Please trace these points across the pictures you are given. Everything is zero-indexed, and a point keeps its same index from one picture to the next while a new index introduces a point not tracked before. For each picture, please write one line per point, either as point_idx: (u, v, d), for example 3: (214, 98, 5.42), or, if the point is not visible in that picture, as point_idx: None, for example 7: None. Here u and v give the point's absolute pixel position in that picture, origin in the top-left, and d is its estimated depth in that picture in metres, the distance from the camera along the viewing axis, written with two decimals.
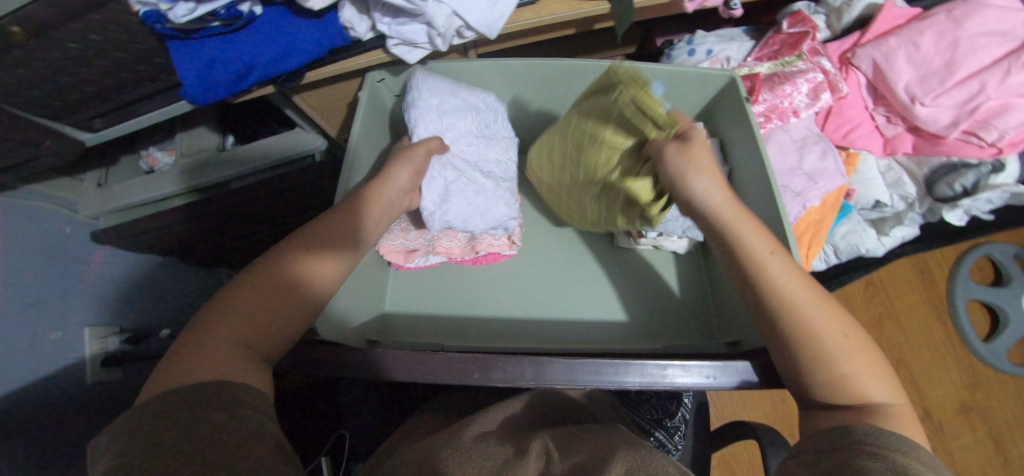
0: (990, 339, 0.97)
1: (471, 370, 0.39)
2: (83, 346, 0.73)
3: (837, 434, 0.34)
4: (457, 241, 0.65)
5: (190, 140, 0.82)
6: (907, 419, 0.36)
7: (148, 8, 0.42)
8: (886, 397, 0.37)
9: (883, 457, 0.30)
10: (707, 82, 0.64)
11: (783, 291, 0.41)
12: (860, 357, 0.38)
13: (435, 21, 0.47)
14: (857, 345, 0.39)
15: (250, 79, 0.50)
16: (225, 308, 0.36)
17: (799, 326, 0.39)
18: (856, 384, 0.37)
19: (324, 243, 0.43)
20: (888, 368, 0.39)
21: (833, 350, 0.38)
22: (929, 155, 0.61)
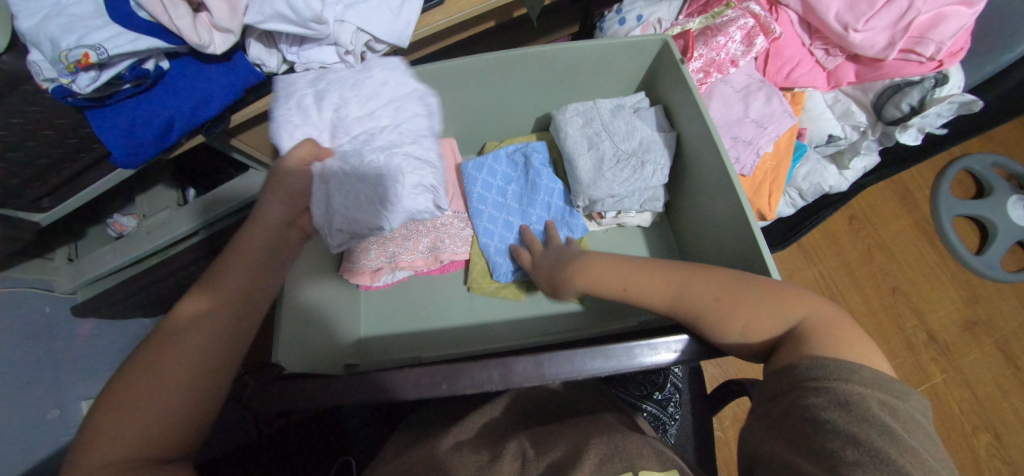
0: (982, 250, 0.96)
1: (438, 382, 0.40)
2: (84, 419, 0.75)
3: (786, 374, 0.34)
4: (417, 254, 0.66)
5: (149, 201, 0.80)
6: (832, 330, 0.37)
7: (55, 84, 0.43)
8: (793, 321, 0.39)
9: (830, 393, 0.31)
10: (640, 50, 0.63)
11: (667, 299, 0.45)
12: (747, 304, 0.40)
13: (341, 39, 0.47)
14: (739, 296, 0.41)
15: (174, 133, 0.49)
16: (142, 378, 0.31)
17: (689, 319, 0.42)
18: (760, 325, 0.39)
19: (218, 288, 0.36)
20: (795, 290, 0.40)
21: (721, 319, 0.40)
22: (873, 80, 0.59)
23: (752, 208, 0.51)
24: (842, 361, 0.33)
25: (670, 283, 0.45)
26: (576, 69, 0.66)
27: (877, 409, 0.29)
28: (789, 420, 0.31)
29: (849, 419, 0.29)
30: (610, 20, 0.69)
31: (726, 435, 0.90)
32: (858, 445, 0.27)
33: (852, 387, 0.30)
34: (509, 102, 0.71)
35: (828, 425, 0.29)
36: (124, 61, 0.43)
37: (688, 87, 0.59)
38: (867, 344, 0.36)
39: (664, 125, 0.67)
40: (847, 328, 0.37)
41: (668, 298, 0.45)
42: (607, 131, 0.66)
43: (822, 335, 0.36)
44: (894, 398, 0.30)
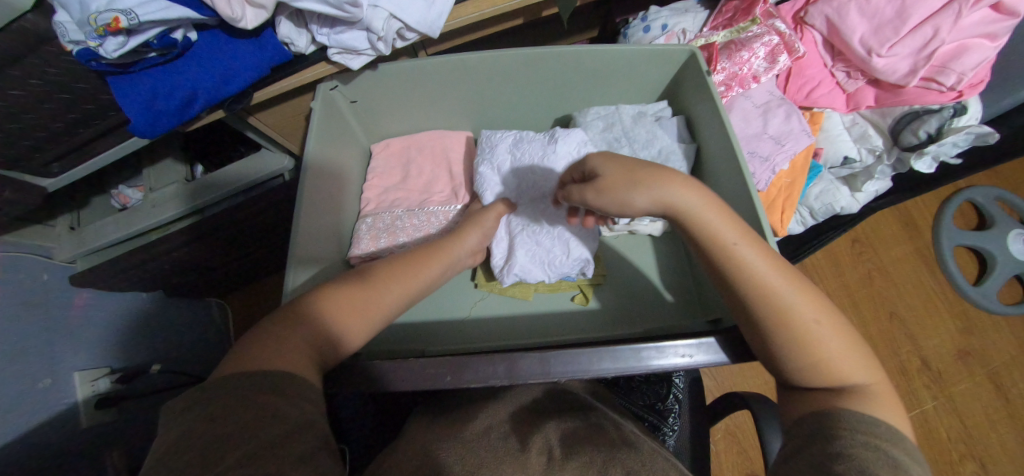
0: (980, 282, 0.98)
1: (442, 373, 0.40)
2: (75, 391, 0.73)
3: (828, 417, 0.34)
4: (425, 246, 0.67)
5: (157, 175, 0.80)
6: (886, 400, 0.36)
7: (80, 47, 0.41)
8: (865, 379, 0.37)
9: (874, 448, 0.31)
10: (664, 59, 0.64)
11: (758, 276, 0.40)
12: (840, 341, 0.37)
13: (373, 25, 0.46)
14: (837, 327, 0.38)
15: (196, 106, 0.49)
16: (300, 326, 0.37)
17: (774, 312, 0.38)
18: (836, 369, 0.37)
19: (387, 298, 0.43)
20: (866, 348, 0.39)
21: (812, 333, 0.37)
22: (892, 106, 0.60)
23: (769, 223, 0.51)
24: (887, 427, 0.33)
25: (775, 266, 0.40)
26: (598, 73, 0.66)
27: (913, 470, 0.30)
28: (822, 454, 0.31)
29: (889, 470, 0.29)
30: (635, 27, 0.69)
31: (718, 448, 0.90)
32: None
33: (892, 451, 0.31)
34: (528, 101, 0.71)
35: (864, 466, 0.29)
36: (153, 28, 0.42)
37: (712, 99, 0.59)
38: (905, 419, 0.36)
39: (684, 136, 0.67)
40: (896, 406, 0.37)
41: (760, 277, 0.39)
42: (627, 137, 0.67)
43: (877, 405, 0.35)
44: (921, 466, 0.31)
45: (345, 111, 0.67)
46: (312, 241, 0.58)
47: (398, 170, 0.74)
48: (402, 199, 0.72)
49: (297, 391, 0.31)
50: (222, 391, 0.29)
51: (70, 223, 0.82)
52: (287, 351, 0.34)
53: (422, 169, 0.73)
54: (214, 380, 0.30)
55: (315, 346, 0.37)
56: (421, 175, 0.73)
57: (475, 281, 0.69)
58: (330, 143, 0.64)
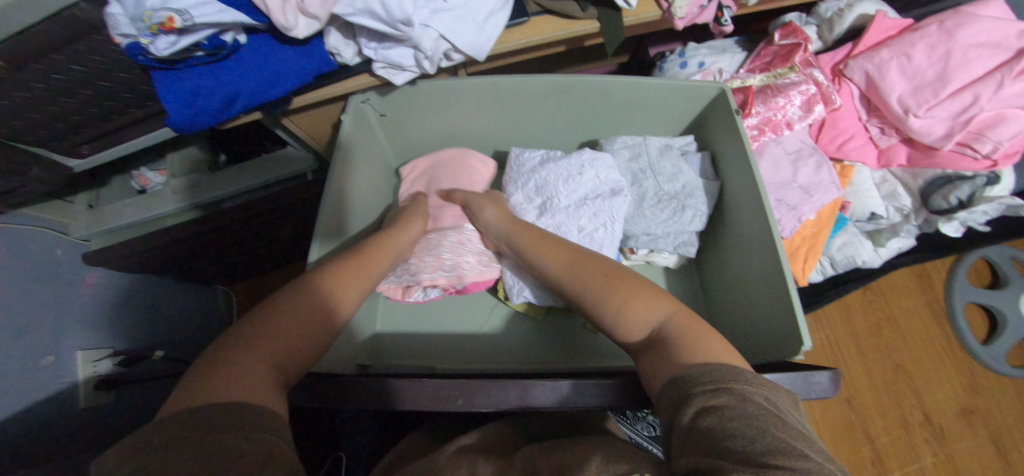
0: (989, 341, 0.97)
1: (454, 395, 0.37)
2: (76, 370, 0.72)
3: (678, 381, 0.33)
4: (439, 272, 0.62)
5: (181, 161, 0.80)
6: (687, 325, 0.40)
7: (129, 40, 0.42)
8: (662, 317, 0.42)
9: (723, 390, 0.31)
10: (696, 94, 0.64)
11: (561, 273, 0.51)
12: (626, 289, 0.45)
13: (422, 44, 0.46)
14: (619, 281, 0.45)
15: (236, 107, 0.49)
16: (275, 310, 0.38)
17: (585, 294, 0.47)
18: (638, 315, 0.42)
19: (356, 278, 0.47)
20: (661, 291, 0.44)
21: (612, 297, 0.44)
22: (925, 167, 0.60)
23: (792, 271, 0.51)
24: (706, 361, 0.35)
25: (563, 258, 0.52)
26: (632, 105, 0.67)
27: (764, 403, 0.30)
28: (689, 426, 0.30)
29: (741, 407, 0.29)
30: (672, 61, 0.70)
31: None
32: (750, 438, 0.27)
33: (744, 389, 0.31)
34: (558, 124, 0.71)
35: (724, 421, 0.28)
36: (205, 29, 0.43)
37: (741, 141, 0.59)
38: (712, 333, 0.39)
39: (708, 172, 0.67)
40: (699, 327, 0.40)
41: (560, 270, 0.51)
42: (652, 170, 0.67)
43: (676, 333, 0.39)
44: (774, 395, 0.31)
45: (374, 124, 0.67)
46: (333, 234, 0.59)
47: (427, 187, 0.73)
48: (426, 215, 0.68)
49: (250, 420, 0.28)
50: (169, 429, 0.26)
51: (88, 201, 0.82)
52: (268, 359, 0.34)
53: (437, 183, 0.71)
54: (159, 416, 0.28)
55: (311, 325, 0.39)
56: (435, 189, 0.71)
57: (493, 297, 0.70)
58: (355, 149, 0.63)
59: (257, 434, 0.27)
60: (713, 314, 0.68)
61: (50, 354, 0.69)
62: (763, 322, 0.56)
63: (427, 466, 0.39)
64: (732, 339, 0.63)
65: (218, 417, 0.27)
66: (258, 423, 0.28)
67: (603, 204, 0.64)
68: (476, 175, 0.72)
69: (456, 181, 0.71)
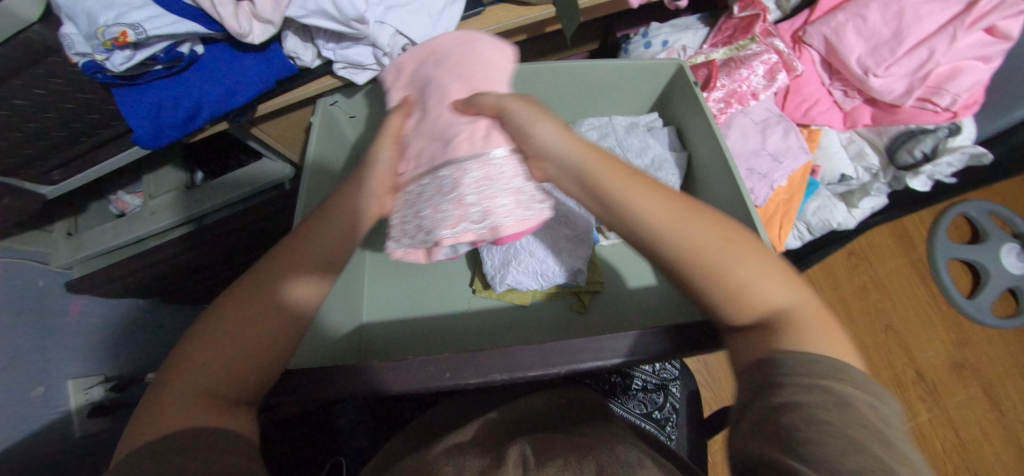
0: (974, 295, 0.99)
1: (442, 370, 0.39)
2: (69, 400, 0.72)
3: (764, 367, 0.27)
4: (466, 228, 0.37)
5: (157, 181, 0.79)
6: (812, 317, 0.31)
7: (86, 59, 0.41)
8: (787, 304, 0.32)
9: (818, 389, 0.24)
10: (658, 70, 0.64)
11: (650, 218, 0.33)
12: (750, 261, 0.32)
13: (379, 41, 0.47)
14: (747, 250, 0.32)
15: (200, 118, 0.49)
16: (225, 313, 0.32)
17: (679, 251, 0.32)
18: (750, 296, 0.31)
19: (320, 244, 0.36)
20: (779, 265, 0.34)
21: (726, 267, 0.31)
22: (888, 125, 0.62)
23: (768, 238, 0.50)
24: (806, 353, 0.27)
25: (671, 202, 0.33)
26: (599, 87, 0.67)
27: (872, 414, 0.23)
28: (765, 413, 0.24)
29: (839, 413, 0.23)
30: (636, 43, 0.70)
31: (714, 460, 0.90)
32: (854, 447, 0.21)
33: (845, 390, 0.24)
34: None
35: (814, 421, 0.22)
36: (160, 42, 0.42)
37: (705, 116, 0.59)
38: (837, 331, 0.31)
39: (677, 145, 0.67)
40: (828, 321, 0.31)
41: (662, 219, 0.32)
42: (619, 146, 0.66)
43: (803, 325, 0.30)
44: (886, 406, 0.24)
45: (336, 124, 0.65)
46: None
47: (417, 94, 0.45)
48: (421, 145, 0.41)
49: (211, 440, 0.25)
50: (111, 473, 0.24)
51: (67, 229, 0.81)
52: (218, 369, 0.30)
53: (444, 91, 0.42)
54: (120, 455, 0.26)
55: (265, 327, 0.32)
56: (441, 102, 0.42)
57: (474, 289, 0.70)
58: (331, 151, 0.64)
59: (216, 452, 0.25)
60: None
61: (40, 386, 0.71)
62: None
63: (415, 460, 0.39)
64: None
65: (161, 449, 0.24)
66: (216, 440, 0.26)
67: None
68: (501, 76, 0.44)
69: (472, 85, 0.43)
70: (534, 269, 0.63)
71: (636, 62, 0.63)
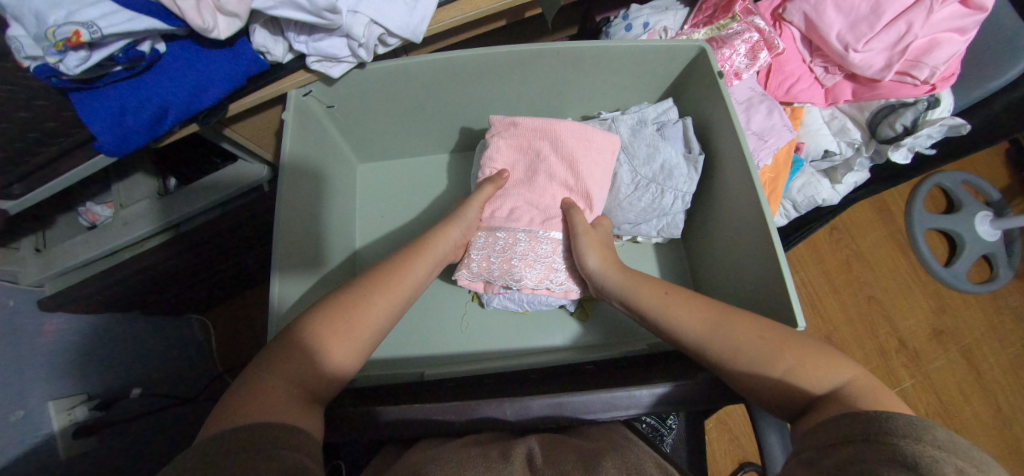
0: (951, 262, 1.02)
1: (451, 419, 0.41)
2: (51, 421, 0.68)
3: (838, 430, 0.30)
4: (546, 284, 0.60)
5: (127, 189, 0.76)
6: (866, 394, 0.36)
7: (38, 63, 0.39)
8: (837, 383, 0.37)
9: (888, 447, 0.26)
10: (673, 54, 0.62)
11: (688, 334, 0.45)
12: (794, 352, 0.39)
13: (353, 31, 0.45)
14: (781, 344, 0.40)
15: (169, 120, 0.46)
16: (291, 358, 0.41)
17: (722, 348, 0.42)
18: (798, 380, 0.38)
19: (365, 311, 0.47)
20: (826, 350, 0.40)
21: (768, 359, 0.40)
22: (869, 99, 0.62)
23: (769, 205, 0.52)
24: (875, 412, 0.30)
25: (700, 314, 0.46)
26: (584, 73, 0.66)
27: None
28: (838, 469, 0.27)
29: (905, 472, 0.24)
30: (617, 26, 0.69)
31: (709, 439, 0.92)
32: None
33: (921, 449, 0.26)
34: (512, 99, 0.70)
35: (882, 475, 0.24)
36: (118, 41, 0.40)
37: (722, 95, 0.58)
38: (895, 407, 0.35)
39: (690, 145, 0.65)
40: (886, 398, 0.36)
41: (698, 327, 0.45)
42: (625, 153, 0.65)
43: (856, 400, 0.35)
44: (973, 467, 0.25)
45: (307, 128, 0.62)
46: (295, 253, 0.57)
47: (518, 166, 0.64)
48: (523, 211, 0.62)
49: (273, 440, 0.32)
50: (201, 448, 0.30)
51: (35, 245, 0.77)
52: (279, 393, 0.38)
53: (553, 175, 0.63)
54: (199, 439, 0.32)
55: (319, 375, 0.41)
56: (549, 182, 0.63)
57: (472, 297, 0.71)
58: (308, 149, 0.62)
59: (281, 445, 0.32)
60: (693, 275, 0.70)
61: (20, 409, 0.65)
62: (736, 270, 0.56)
63: (413, 461, 0.38)
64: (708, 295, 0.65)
65: (229, 444, 0.30)
66: (273, 440, 0.32)
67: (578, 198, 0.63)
68: (601, 177, 0.63)
69: (576, 180, 0.63)
70: (525, 298, 0.64)
71: (650, 44, 0.60)
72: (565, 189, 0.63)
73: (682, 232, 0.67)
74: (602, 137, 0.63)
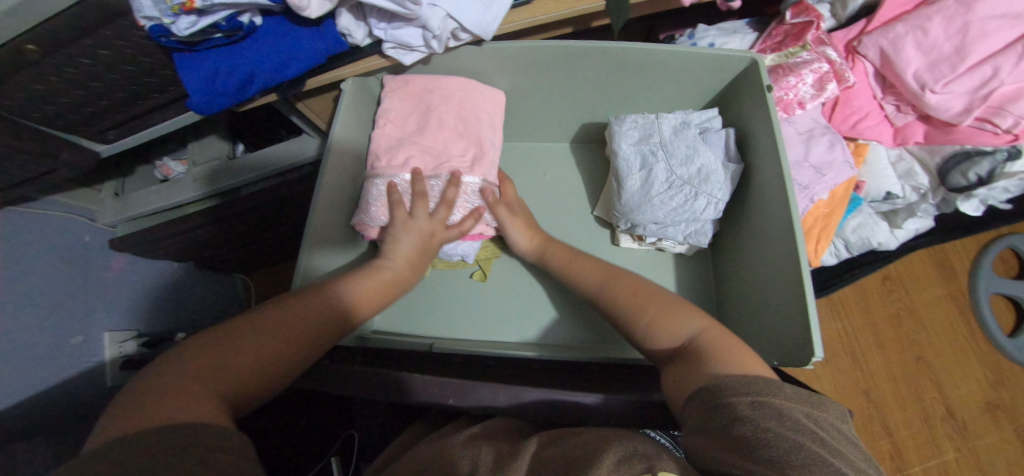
0: (1015, 333, 0.94)
1: (448, 395, 0.43)
2: (103, 350, 0.77)
3: (705, 393, 0.36)
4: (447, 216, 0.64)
5: (201, 149, 0.82)
6: (713, 336, 0.44)
7: (153, 22, 0.43)
8: (693, 331, 0.46)
9: (764, 404, 0.32)
10: (725, 64, 0.62)
11: (588, 293, 0.58)
12: (658, 303, 0.50)
13: (429, 23, 0.47)
14: (647, 300, 0.51)
15: (253, 87, 0.51)
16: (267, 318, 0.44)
17: (608, 305, 0.54)
18: (659, 326, 0.48)
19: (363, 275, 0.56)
20: (689, 310, 0.49)
21: (637, 311, 0.51)
22: (942, 144, 0.60)
23: (808, 254, 0.50)
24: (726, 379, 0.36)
25: (599, 271, 0.59)
26: (641, 83, 0.66)
27: (804, 420, 0.31)
28: (723, 426, 0.32)
29: (782, 423, 0.31)
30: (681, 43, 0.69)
31: None
32: (825, 466, 0.28)
33: (782, 403, 0.32)
34: (566, 103, 0.71)
35: (758, 430, 0.31)
36: (223, 11, 0.44)
37: (770, 118, 0.57)
38: (737, 342, 0.44)
39: (729, 153, 0.64)
40: (727, 339, 0.44)
41: (594, 289, 0.57)
42: (664, 150, 0.65)
43: (707, 344, 0.43)
44: (819, 411, 0.32)
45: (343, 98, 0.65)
46: (330, 229, 0.60)
47: (415, 116, 0.65)
48: (417, 158, 0.64)
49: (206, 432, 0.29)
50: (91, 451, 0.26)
51: (114, 189, 0.86)
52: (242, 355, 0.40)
53: (444, 123, 0.65)
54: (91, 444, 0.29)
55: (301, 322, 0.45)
56: (441, 129, 0.65)
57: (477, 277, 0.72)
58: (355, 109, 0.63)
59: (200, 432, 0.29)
60: (726, 302, 0.68)
61: (79, 334, 0.75)
62: (774, 303, 0.55)
63: (432, 451, 0.40)
64: (740, 323, 0.63)
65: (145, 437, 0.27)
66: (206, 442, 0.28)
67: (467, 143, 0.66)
68: (489, 121, 0.67)
69: (465, 126, 0.66)
70: None
71: (705, 52, 0.60)
72: (455, 135, 0.66)
73: (710, 242, 0.66)
74: (486, 92, 0.67)
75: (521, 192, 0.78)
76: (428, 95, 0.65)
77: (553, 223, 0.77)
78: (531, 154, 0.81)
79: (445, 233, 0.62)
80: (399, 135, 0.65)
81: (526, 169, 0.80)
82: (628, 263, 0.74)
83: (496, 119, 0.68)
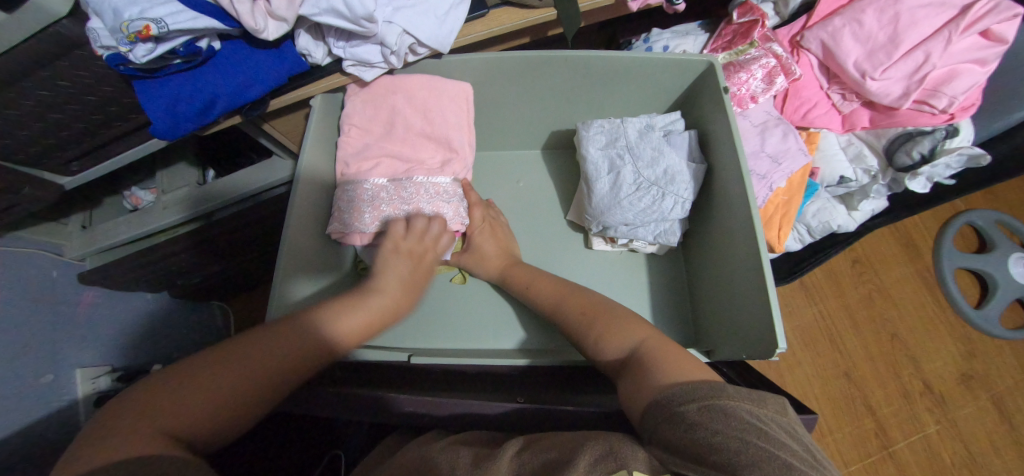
0: (981, 305, 0.98)
1: (422, 411, 0.46)
2: (76, 388, 0.74)
3: (663, 402, 0.37)
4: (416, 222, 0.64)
5: (170, 178, 0.80)
6: (657, 345, 0.47)
7: (110, 52, 0.43)
8: (637, 341, 0.48)
9: (710, 406, 0.34)
10: (685, 67, 0.64)
11: (547, 309, 0.61)
12: (607, 321, 0.53)
13: (387, 40, 0.49)
14: (598, 316, 0.54)
15: (215, 111, 0.51)
16: (258, 338, 0.42)
17: (564, 327, 0.57)
18: (607, 340, 0.51)
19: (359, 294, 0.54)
20: (629, 326, 0.51)
21: (591, 324, 0.54)
22: (887, 127, 0.63)
23: (765, 238, 0.53)
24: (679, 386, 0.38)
25: (554, 292, 0.61)
26: (602, 86, 0.68)
27: (748, 417, 0.33)
28: (681, 438, 0.33)
29: (726, 420, 0.32)
30: (637, 47, 0.72)
31: None
32: (782, 465, 0.29)
33: (727, 403, 0.34)
34: (532, 110, 0.73)
35: (712, 435, 0.32)
36: (180, 37, 0.45)
37: (726, 113, 0.59)
38: (680, 352, 0.45)
39: (692, 153, 0.66)
40: (670, 348, 0.46)
41: (548, 308, 0.60)
42: (630, 153, 0.67)
43: (652, 353, 0.46)
44: (759, 407, 0.34)
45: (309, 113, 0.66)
46: (306, 258, 0.60)
47: (381, 121, 0.66)
48: (386, 164, 0.66)
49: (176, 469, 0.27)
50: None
51: (81, 222, 0.84)
52: (230, 375, 0.38)
53: (410, 126, 0.67)
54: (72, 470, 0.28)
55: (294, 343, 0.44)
56: (408, 132, 0.67)
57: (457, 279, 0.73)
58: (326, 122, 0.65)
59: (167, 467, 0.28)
60: (698, 293, 0.70)
61: (49, 373, 0.73)
62: (741, 290, 0.57)
63: (416, 457, 0.39)
64: (712, 312, 0.65)
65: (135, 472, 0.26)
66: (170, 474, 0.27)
67: (437, 142, 0.68)
68: (455, 121, 0.67)
69: (432, 128, 0.67)
70: None
71: (664, 57, 0.63)
72: (424, 139, 0.68)
73: (679, 240, 0.67)
74: (452, 86, 0.66)
75: (493, 200, 0.79)
76: (394, 97, 0.65)
77: (526, 228, 0.78)
78: (501, 162, 0.82)
79: (428, 229, 0.63)
80: (365, 142, 0.67)
81: (496, 177, 0.81)
82: (602, 262, 0.75)
83: (463, 116, 0.68)
